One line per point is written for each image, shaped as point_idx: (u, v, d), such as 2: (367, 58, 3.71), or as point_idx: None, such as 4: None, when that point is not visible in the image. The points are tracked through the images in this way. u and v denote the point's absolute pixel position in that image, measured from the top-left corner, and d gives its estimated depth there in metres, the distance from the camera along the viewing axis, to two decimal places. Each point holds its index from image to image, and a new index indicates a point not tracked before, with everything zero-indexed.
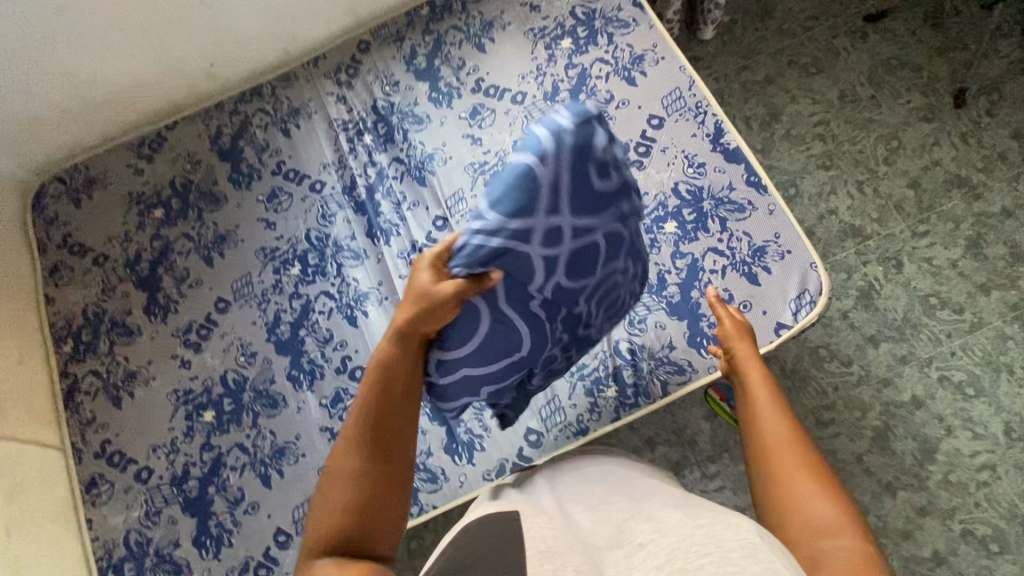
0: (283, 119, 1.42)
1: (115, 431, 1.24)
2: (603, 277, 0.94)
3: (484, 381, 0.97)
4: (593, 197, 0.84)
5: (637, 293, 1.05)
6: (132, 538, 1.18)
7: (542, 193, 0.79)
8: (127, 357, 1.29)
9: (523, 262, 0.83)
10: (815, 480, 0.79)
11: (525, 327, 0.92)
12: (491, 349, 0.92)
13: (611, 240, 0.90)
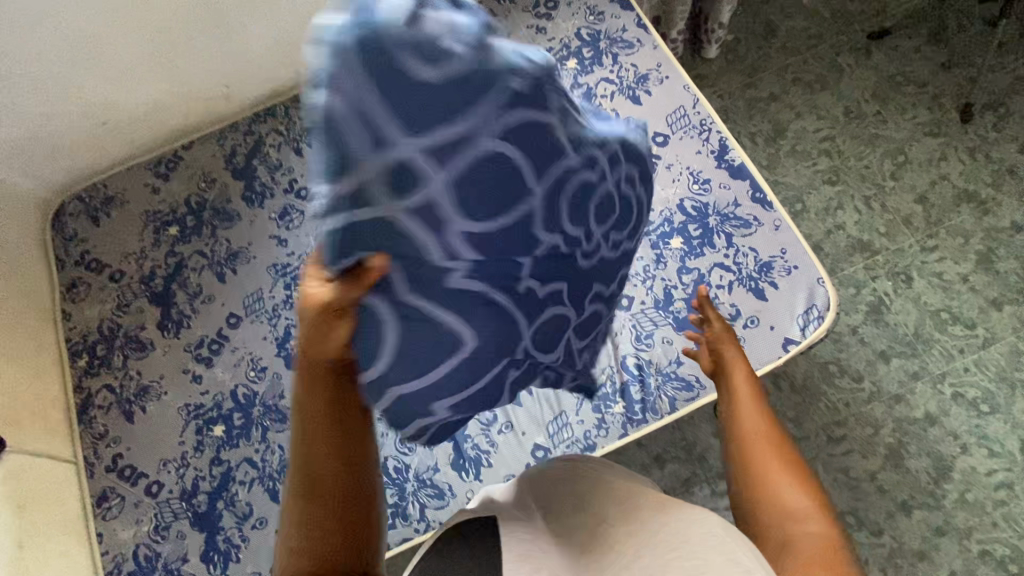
0: (296, 138, 1.46)
1: (127, 445, 1.26)
2: (552, 180, 0.69)
3: (434, 394, 0.72)
4: (438, 91, 0.59)
5: (630, 195, 0.81)
6: (141, 552, 1.19)
7: (360, 130, 0.56)
8: (141, 371, 1.31)
9: (391, 221, 0.61)
10: (790, 482, 0.84)
11: (470, 314, 0.69)
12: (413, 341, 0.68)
13: (518, 128, 0.65)
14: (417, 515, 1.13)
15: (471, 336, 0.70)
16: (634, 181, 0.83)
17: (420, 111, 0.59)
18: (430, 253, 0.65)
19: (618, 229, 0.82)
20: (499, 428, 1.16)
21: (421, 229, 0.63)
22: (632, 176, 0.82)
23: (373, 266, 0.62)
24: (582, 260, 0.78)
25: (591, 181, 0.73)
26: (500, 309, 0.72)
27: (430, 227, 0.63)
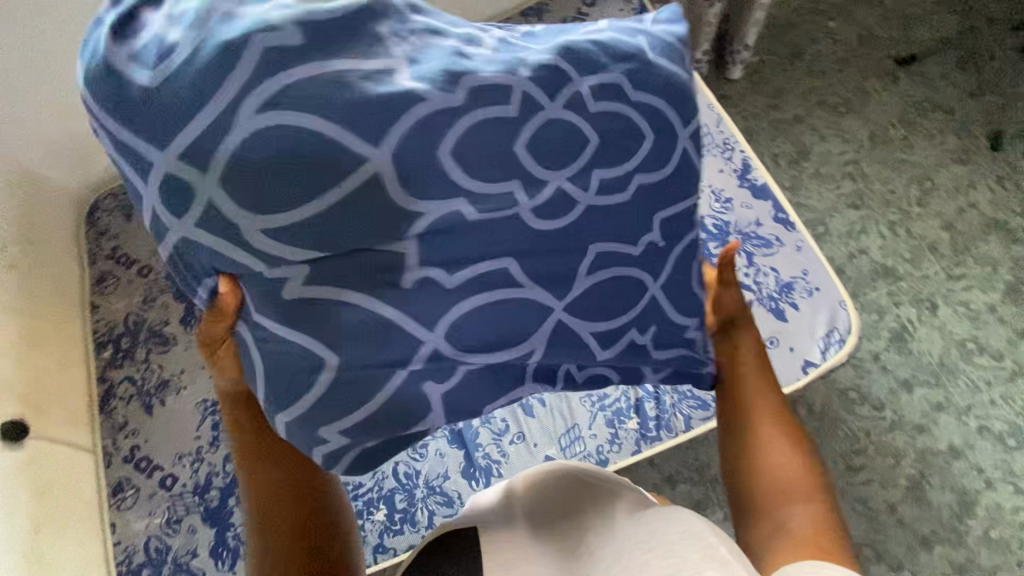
0: None
1: (145, 437, 1.28)
2: (408, 139, 0.63)
3: (321, 418, 0.68)
4: (162, 104, 0.59)
5: (590, 123, 0.72)
6: (152, 544, 1.20)
7: (156, 177, 0.61)
8: (162, 365, 1.33)
9: (215, 231, 0.63)
10: (782, 458, 0.82)
11: (362, 328, 0.66)
12: (284, 361, 0.67)
13: (324, 92, 0.60)
14: (425, 522, 1.13)
15: (368, 350, 0.67)
16: (608, 103, 0.73)
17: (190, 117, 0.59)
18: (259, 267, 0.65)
19: (602, 165, 0.74)
20: (510, 438, 1.16)
21: (257, 226, 0.62)
22: (575, 102, 0.71)
23: (224, 298, 0.67)
24: (531, 215, 0.71)
25: (506, 116, 0.68)
26: (414, 323, 0.68)
27: (241, 228, 0.62)
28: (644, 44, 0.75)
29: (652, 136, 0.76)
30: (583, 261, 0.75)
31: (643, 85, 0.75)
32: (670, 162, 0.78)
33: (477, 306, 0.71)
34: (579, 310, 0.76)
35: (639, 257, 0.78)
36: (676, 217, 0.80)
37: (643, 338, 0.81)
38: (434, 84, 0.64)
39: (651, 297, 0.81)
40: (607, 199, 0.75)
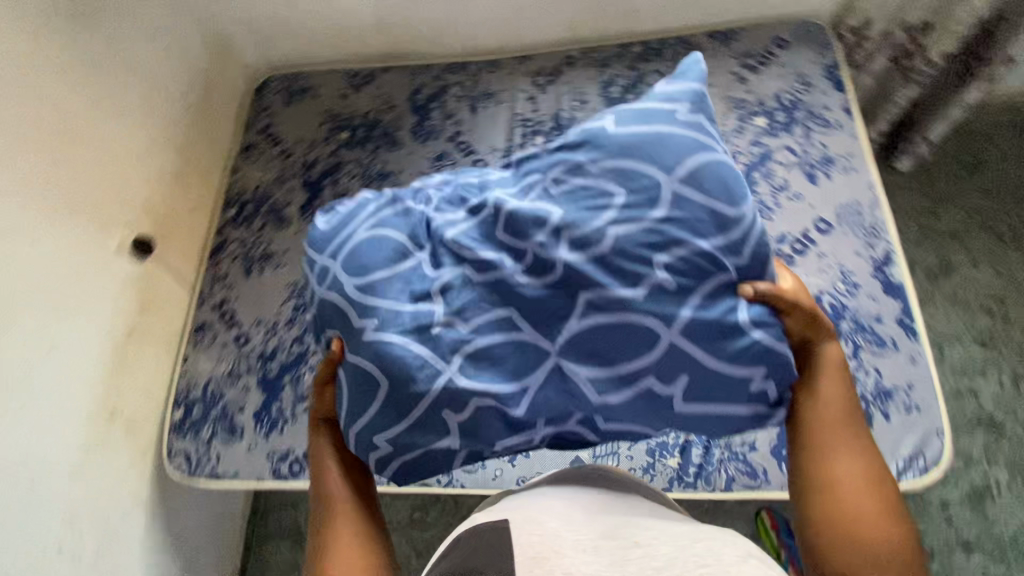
0: (475, 97, 1.54)
1: (237, 295, 1.40)
2: (428, 239, 0.88)
3: (371, 427, 0.84)
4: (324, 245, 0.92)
5: (551, 200, 0.83)
6: (211, 386, 1.31)
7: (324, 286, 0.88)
8: (271, 239, 1.45)
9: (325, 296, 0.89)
10: (876, 520, 0.75)
11: (385, 360, 0.81)
12: (355, 382, 0.85)
13: (395, 216, 0.91)
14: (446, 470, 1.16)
15: (396, 378, 0.81)
16: (578, 182, 0.84)
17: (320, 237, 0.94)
18: (353, 317, 0.85)
19: (573, 228, 0.81)
20: None
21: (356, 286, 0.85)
22: (540, 189, 0.86)
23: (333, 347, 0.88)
24: (519, 275, 0.82)
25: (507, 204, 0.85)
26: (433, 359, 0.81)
27: (335, 287, 0.87)
28: (612, 123, 0.85)
29: (627, 198, 0.81)
30: (570, 314, 0.81)
31: (609, 159, 0.83)
32: (659, 207, 0.81)
33: (481, 350, 0.82)
34: (571, 355, 0.82)
35: (643, 301, 0.80)
36: (684, 271, 0.80)
37: (664, 388, 0.82)
38: (445, 206, 0.91)
39: (679, 344, 0.80)
40: (585, 253, 0.81)
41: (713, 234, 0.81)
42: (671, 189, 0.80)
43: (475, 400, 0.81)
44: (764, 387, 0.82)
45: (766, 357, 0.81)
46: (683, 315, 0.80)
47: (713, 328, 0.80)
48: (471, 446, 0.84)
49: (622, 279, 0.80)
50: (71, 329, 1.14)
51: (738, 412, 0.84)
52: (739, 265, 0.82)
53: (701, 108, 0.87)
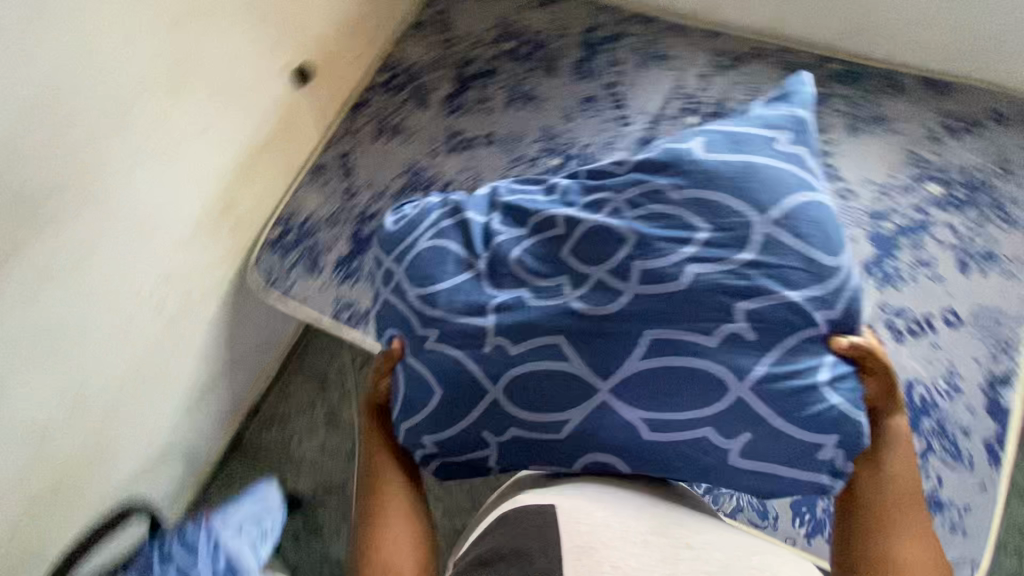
0: (648, 55, 1.49)
1: (359, 152, 1.47)
2: (490, 251, 0.91)
3: (420, 430, 0.93)
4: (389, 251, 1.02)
5: (626, 219, 0.84)
6: (309, 222, 1.41)
7: (388, 293, 0.98)
8: (408, 115, 1.51)
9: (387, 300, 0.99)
10: None
11: (435, 370, 0.90)
12: (410, 382, 0.93)
13: (452, 226, 0.96)
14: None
15: (447, 388, 0.89)
16: (657, 210, 0.83)
17: (388, 242, 1.03)
18: (412, 325, 0.93)
19: (648, 261, 0.81)
20: None
21: (416, 295, 0.93)
22: (615, 206, 0.86)
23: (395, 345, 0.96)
24: (575, 302, 0.83)
25: (575, 222, 0.87)
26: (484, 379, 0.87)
27: (399, 294, 0.96)
28: (698, 152, 0.83)
29: (711, 236, 0.80)
30: (632, 349, 0.81)
31: (695, 191, 0.82)
32: (746, 251, 0.79)
33: (525, 378, 0.85)
34: (624, 392, 0.82)
35: (715, 348, 0.79)
36: (768, 326, 0.79)
37: (726, 443, 0.81)
38: (509, 219, 0.93)
39: (755, 398, 0.79)
40: (659, 289, 0.80)
41: (803, 293, 0.78)
42: (763, 233, 0.79)
43: (516, 428, 0.87)
44: (830, 453, 0.80)
45: (840, 425, 0.79)
46: (756, 370, 0.79)
47: (784, 391, 0.79)
48: (514, 465, 0.91)
49: (695, 325, 0.79)
50: (224, 121, 1.26)
51: (804, 478, 0.82)
52: (831, 317, 0.80)
53: (798, 139, 0.84)
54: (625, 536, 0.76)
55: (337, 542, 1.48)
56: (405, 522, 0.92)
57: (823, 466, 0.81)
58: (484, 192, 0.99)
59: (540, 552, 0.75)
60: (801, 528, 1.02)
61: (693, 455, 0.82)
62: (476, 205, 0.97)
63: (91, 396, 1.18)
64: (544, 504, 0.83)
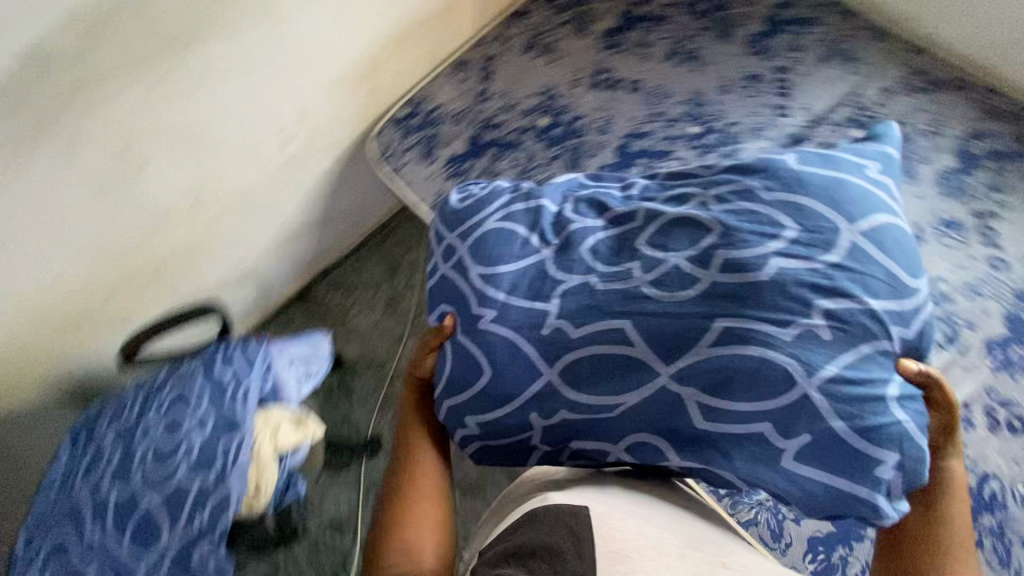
0: (832, 51, 1.36)
1: (504, 59, 1.46)
2: (562, 236, 0.95)
3: (465, 410, 0.96)
4: (457, 228, 1.06)
5: (710, 213, 0.86)
6: (436, 110, 1.42)
7: (449, 270, 1.02)
8: (563, 37, 1.47)
9: (446, 275, 1.03)
10: None
11: (491, 343, 0.93)
12: (458, 357, 0.97)
13: (524, 210, 1.01)
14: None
15: (501, 362, 0.92)
16: (742, 209, 0.85)
17: (455, 220, 1.08)
18: (471, 303, 0.96)
19: (731, 250, 0.82)
20: None
21: (479, 271, 0.97)
22: (700, 202, 0.89)
23: (446, 324, 1.00)
24: (645, 284, 0.85)
25: (657, 213, 0.90)
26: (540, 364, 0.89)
27: (461, 270, 0.99)
28: (785, 165, 0.87)
29: (799, 234, 0.81)
30: (700, 339, 0.80)
31: (785, 193, 0.84)
32: (829, 253, 0.80)
33: (579, 364, 0.87)
34: (691, 375, 0.81)
35: (789, 344, 0.77)
36: (846, 333, 0.77)
37: (784, 442, 0.78)
38: (583, 209, 0.98)
39: (823, 401, 0.76)
40: (740, 277, 0.80)
41: (879, 309, 0.79)
42: (849, 239, 0.80)
43: (565, 412, 0.90)
44: (888, 472, 0.77)
45: (902, 445, 0.77)
46: (826, 370, 0.77)
47: (852, 396, 0.76)
48: (559, 444, 0.94)
49: (771, 315, 0.78)
50: None
51: (860, 494, 0.77)
52: (905, 334, 0.79)
53: (882, 168, 0.88)
54: (659, 549, 0.79)
55: (363, 410, 1.58)
56: (435, 490, 1.02)
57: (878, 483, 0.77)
58: (555, 187, 1.05)
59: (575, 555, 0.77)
60: (808, 565, 1.00)
61: (744, 453, 0.81)
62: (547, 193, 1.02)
63: (207, 201, 1.28)
64: (576, 510, 0.85)
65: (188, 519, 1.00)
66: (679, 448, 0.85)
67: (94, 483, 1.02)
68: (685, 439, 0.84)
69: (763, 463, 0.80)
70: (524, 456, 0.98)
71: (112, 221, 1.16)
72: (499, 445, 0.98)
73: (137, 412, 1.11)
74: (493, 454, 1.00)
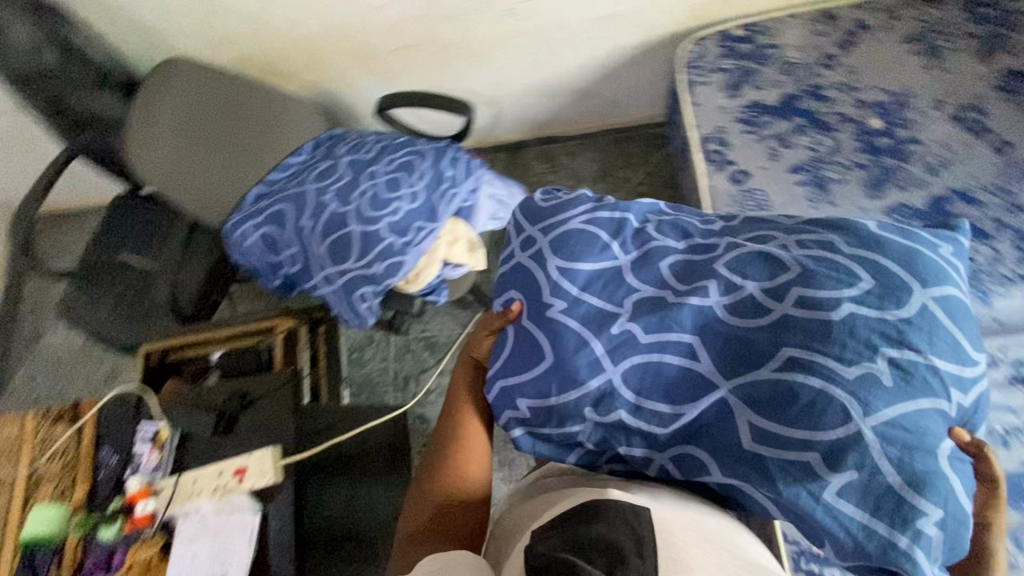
0: None
1: (878, 40, 1.25)
2: (641, 247, 0.83)
3: (523, 389, 0.81)
4: (536, 214, 0.92)
5: (789, 257, 0.74)
6: (770, 48, 1.25)
7: (519, 260, 0.89)
8: (960, 53, 1.22)
9: (518, 264, 0.89)
10: None
11: (559, 331, 0.79)
12: (520, 341, 0.83)
13: (609, 208, 0.87)
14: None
15: (567, 351, 0.78)
16: (821, 257, 0.72)
17: (537, 216, 0.92)
18: (544, 293, 0.82)
19: (806, 286, 0.70)
20: None
21: (558, 262, 0.84)
22: (779, 242, 0.77)
23: (512, 311, 0.85)
24: (720, 307, 0.73)
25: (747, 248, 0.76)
26: (606, 357, 0.76)
27: (540, 261, 0.85)
28: (858, 225, 0.76)
29: (874, 285, 0.68)
30: (761, 362, 0.69)
31: (867, 248, 0.72)
32: (900, 310, 0.66)
33: (640, 366, 0.75)
34: (744, 397, 0.68)
35: (849, 381, 0.64)
36: (908, 382, 0.64)
37: (825, 476, 0.63)
38: (664, 226, 0.85)
39: (873, 445, 0.62)
40: (812, 315, 0.68)
41: (942, 380, 0.65)
42: (924, 299, 0.68)
43: (623, 415, 0.75)
44: (933, 534, 0.61)
45: (949, 507, 0.61)
46: (879, 415, 0.63)
47: (899, 443, 0.62)
48: (608, 449, 0.79)
49: (830, 346, 0.66)
50: None
51: (897, 542, 0.61)
52: (960, 404, 0.66)
53: (954, 250, 0.77)
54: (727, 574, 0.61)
55: None
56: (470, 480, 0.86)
57: (926, 539, 0.60)
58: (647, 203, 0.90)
59: (636, 554, 0.60)
60: None
61: (786, 476, 0.65)
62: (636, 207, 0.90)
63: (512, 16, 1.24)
64: (639, 509, 0.67)
65: (369, 260, 1.08)
66: (723, 463, 0.70)
67: (322, 188, 1.12)
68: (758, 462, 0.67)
69: (806, 490, 0.64)
70: (568, 453, 0.82)
71: None
72: (549, 436, 0.81)
73: (376, 155, 1.19)
74: (540, 445, 0.83)
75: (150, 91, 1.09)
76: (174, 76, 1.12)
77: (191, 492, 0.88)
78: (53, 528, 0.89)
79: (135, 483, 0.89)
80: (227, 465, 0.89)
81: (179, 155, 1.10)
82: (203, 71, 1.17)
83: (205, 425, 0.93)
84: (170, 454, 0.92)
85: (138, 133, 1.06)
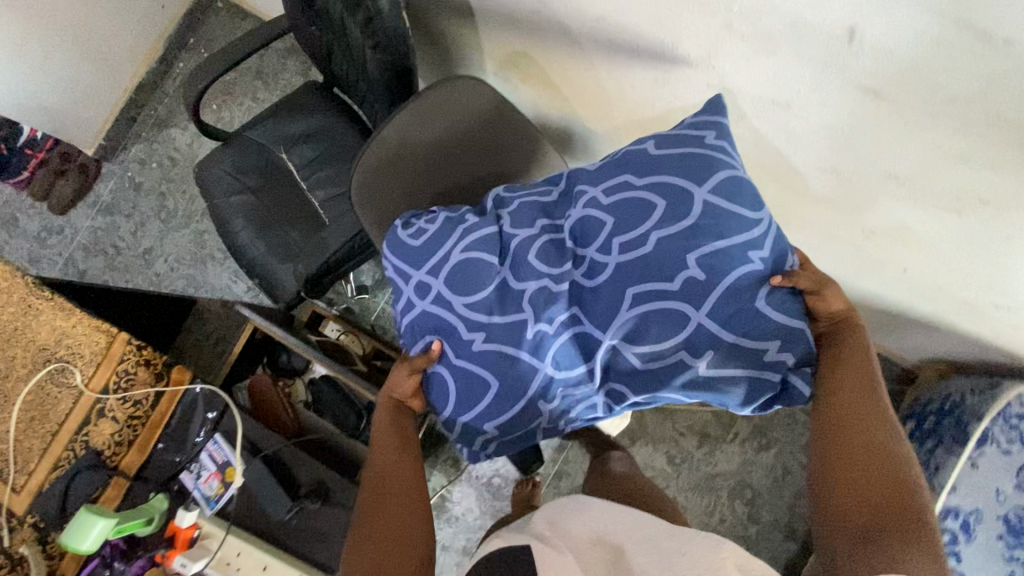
0: None
1: None
2: (500, 254, 0.80)
3: (490, 418, 0.79)
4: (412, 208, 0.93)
5: (603, 212, 0.75)
6: None
7: (421, 310, 0.82)
8: None
9: (422, 312, 0.82)
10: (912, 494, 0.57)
11: (491, 353, 0.77)
12: (463, 383, 0.79)
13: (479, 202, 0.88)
14: None
15: (506, 369, 0.76)
16: (623, 198, 0.74)
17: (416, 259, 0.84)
18: (459, 332, 0.78)
19: (623, 227, 0.73)
20: None
21: (463, 303, 0.79)
22: (587, 200, 0.76)
23: (433, 350, 0.80)
24: (581, 279, 0.75)
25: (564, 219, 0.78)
26: (523, 355, 0.76)
27: (446, 309, 0.79)
28: (633, 150, 0.77)
29: (667, 203, 0.72)
30: (616, 311, 0.72)
31: (650, 171, 0.74)
32: (690, 216, 0.71)
33: (568, 343, 0.75)
34: (623, 337, 0.72)
35: (677, 293, 0.70)
36: (716, 272, 0.70)
37: (691, 363, 0.71)
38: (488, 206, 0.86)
39: (713, 330, 0.70)
40: (632, 253, 0.72)
41: (739, 254, 0.70)
42: (702, 196, 0.71)
43: (564, 390, 0.77)
44: (782, 361, 0.70)
45: (783, 335, 0.69)
46: (711, 311, 0.70)
47: (738, 313, 0.69)
48: (561, 424, 0.80)
49: (656, 283, 0.71)
50: None
51: (768, 378, 0.71)
52: (766, 260, 0.71)
53: (719, 135, 0.76)
54: None
55: None
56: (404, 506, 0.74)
57: (774, 364, 0.70)
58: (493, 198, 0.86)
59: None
60: None
61: (683, 386, 0.73)
62: (483, 216, 0.85)
63: (861, 236, 0.90)
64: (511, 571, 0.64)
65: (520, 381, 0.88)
66: (649, 390, 0.74)
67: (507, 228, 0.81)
68: (738, 397, 0.73)
69: (688, 384, 0.73)
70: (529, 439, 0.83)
71: (800, 173, 0.83)
72: (506, 436, 0.81)
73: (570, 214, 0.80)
74: (500, 448, 0.84)
75: (427, 112, 0.89)
76: (454, 111, 0.90)
77: (229, 564, 0.96)
78: (100, 539, 0.86)
79: (191, 520, 0.94)
80: (270, 569, 0.96)
81: (396, 179, 0.89)
82: (491, 110, 0.92)
83: (281, 509, 0.99)
84: (228, 495, 0.97)
85: (380, 152, 0.88)
